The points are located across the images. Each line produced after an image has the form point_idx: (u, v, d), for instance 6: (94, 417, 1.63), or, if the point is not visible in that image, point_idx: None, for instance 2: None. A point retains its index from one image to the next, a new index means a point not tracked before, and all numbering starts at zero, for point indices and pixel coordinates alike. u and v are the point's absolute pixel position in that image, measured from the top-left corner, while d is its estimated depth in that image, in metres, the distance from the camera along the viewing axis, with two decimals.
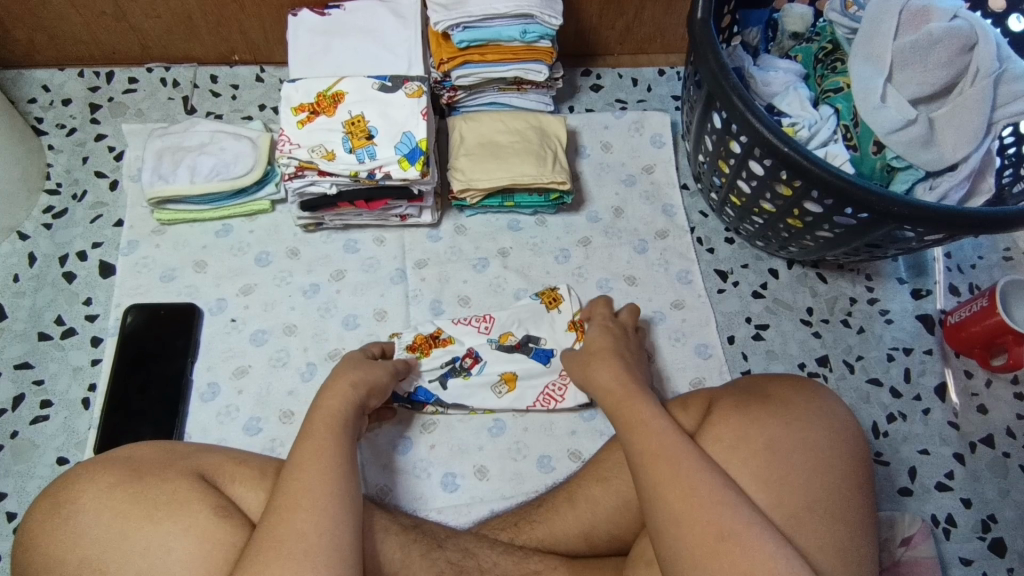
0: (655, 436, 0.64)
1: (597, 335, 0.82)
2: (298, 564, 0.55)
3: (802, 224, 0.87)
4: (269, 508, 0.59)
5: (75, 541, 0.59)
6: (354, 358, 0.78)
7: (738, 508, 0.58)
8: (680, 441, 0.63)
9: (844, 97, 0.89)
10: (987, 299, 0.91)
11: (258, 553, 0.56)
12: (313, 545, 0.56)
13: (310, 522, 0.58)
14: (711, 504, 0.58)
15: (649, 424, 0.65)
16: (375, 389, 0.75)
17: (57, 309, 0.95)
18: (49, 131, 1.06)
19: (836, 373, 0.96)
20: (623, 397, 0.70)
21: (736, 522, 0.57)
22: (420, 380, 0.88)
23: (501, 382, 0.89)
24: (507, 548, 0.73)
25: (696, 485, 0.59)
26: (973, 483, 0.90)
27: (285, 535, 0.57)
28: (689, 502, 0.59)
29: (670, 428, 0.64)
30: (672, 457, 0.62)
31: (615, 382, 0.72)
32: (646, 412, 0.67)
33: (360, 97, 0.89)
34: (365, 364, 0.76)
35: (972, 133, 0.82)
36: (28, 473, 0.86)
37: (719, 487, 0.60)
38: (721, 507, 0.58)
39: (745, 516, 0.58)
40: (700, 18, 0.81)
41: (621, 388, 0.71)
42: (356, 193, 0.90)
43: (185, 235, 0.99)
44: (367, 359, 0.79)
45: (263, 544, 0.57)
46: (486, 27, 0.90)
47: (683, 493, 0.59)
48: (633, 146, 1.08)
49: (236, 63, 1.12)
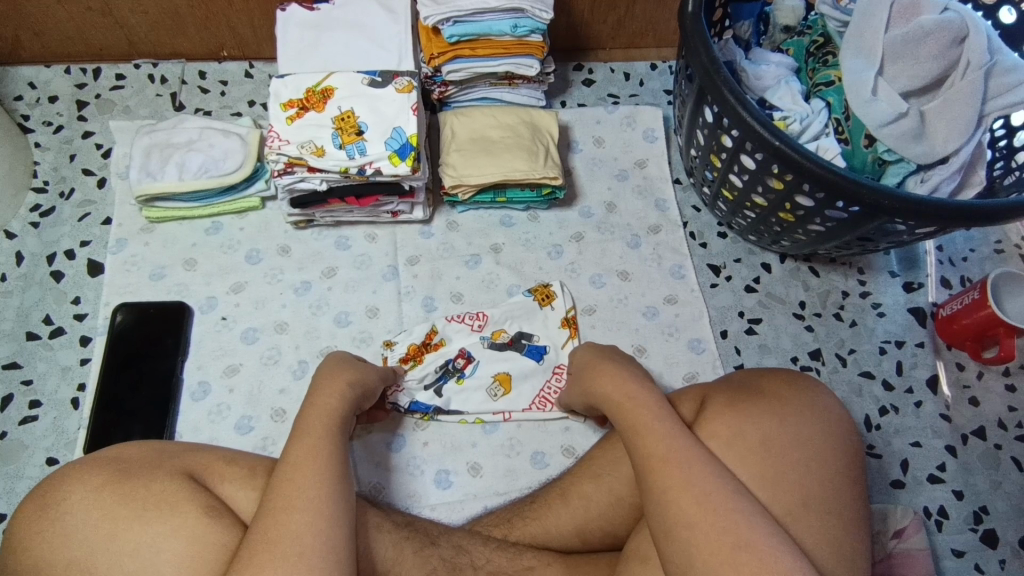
0: (658, 440, 0.63)
1: (581, 350, 0.80)
2: (291, 566, 0.55)
3: (794, 218, 0.87)
4: (263, 508, 0.59)
5: (62, 541, 0.58)
6: (338, 359, 0.77)
7: (748, 516, 0.58)
8: (683, 444, 0.63)
9: (835, 90, 0.88)
10: (979, 291, 0.91)
11: (252, 555, 0.56)
12: (307, 547, 0.56)
13: (304, 524, 0.57)
14: (719, 510, 0.58)
15: (650, 427, 0.65)
16: (365, 392, 0.75)
17: (45, 308, 0.94)
18: (35, 129, 1.05)
19: (828, 367, 0.96)
20: (619, 398, 0.69)
21: (748, 530, 0.57)
22: (414, 392, 0.88)
23: (498, 384, 0.89)
24: (500, 544, 0.72)
25: (696, 489, 0.59)
26: (964, 475, 0.91)
27: (279, 537, 0.56)
28: (697, 509, 0.59)
29: (671, 430, 0.64)
30: (677, 462, 0.61)
31: (610, 384, 0.71)
32: (643, 413, 0.66)
33: (350, 93, 0.88)
34: (352, 365, 0.76)
35: (963, 126, 0.82)
36: (17, 474, 0.85)
37: (726, 493, 0.59)
38: (732, 514, 0.58)
39: (753, 523, 0.58)
40: (691, 11, 0.81)
41: (617, 389, 0.70)
42: (346, 188, 0.89)
43: (174, 234, 0.98)
44: (349, 358, 0.78)
45: (257, 546, 0.56)
46: (476, 21, 0.90)
47: (689, 500, 0.59)
48: (625, 141, 1.08)
49: (225, 59, 1.11)
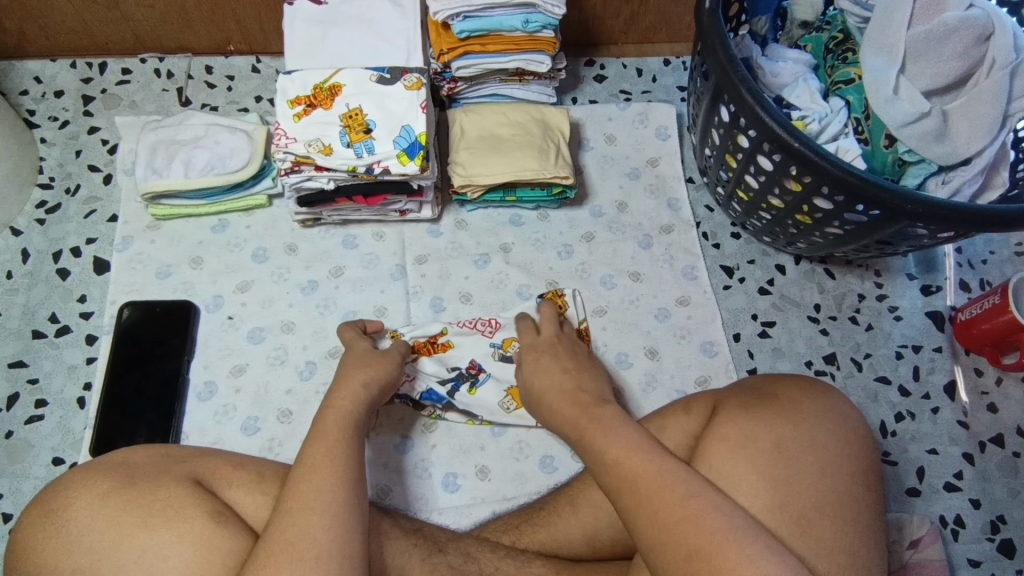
0: (630, 448, 0.62)
1: (535, 373, 0.79)
2: (309, 569, 0.54)
3: (811, 220, 0.85)
4: (279, 509, 0.57)
5: (69, 548, 0.58)
6: (358, 353, 0.78)
7: (705, 519, 0.55)
8: (650, 451, 0.61)
9: (855, 89, 0.86)
10: (999, 296, 0.89)
11: (269, 556, 0.54)
12: (324, 550, 0.55)
13: (322, 527, 0.56)
14: (682, 513, 0.56)
15: (618, 437, 0.63)
16: (386, 388, 0.75)
17: (51, 306, 0.93)
18: (41, 124, 1.04)
19: (843, 372, 0.94)
20: (589, 416, 0.68)
21: (717, 529, 0.55)
22: (428, 382, 0.86)
23: (509, 401, 0.87)
24: (508, 552, 0.71)
25: (657, 496, 0.57)
26: (982, 484, 0.89)
27: (297, 538, 0.55)
28: (658, 517, 0.56)
29: (638, 440, 0.62)
30: (643, 469, 0.59)
31: (568, 406, 0.71)
32: (609, 427, 0.65)
33: (357, 90, 0.86)
34: (369, 363, 0.76)
35: (988, 127, 0.80)
36: (23, 473, 0.85)
37: (685, 496, 0.57)
38: (697, 517, 0.55)
39: (722, 523, 0.55)
40: (708, 8, 0.79)
41: (586, 408, 0.69)
42: (354, 187, 0.87)
43: (180, 231, 0.97)
44: (371, 352, 0.79)
45: (274, 546, 0.55)
46: (487, 16, 0.88)
47: (653, 508, 0.57)
48: (637, 138, 1.06)
49: (232, 54, 1.10)
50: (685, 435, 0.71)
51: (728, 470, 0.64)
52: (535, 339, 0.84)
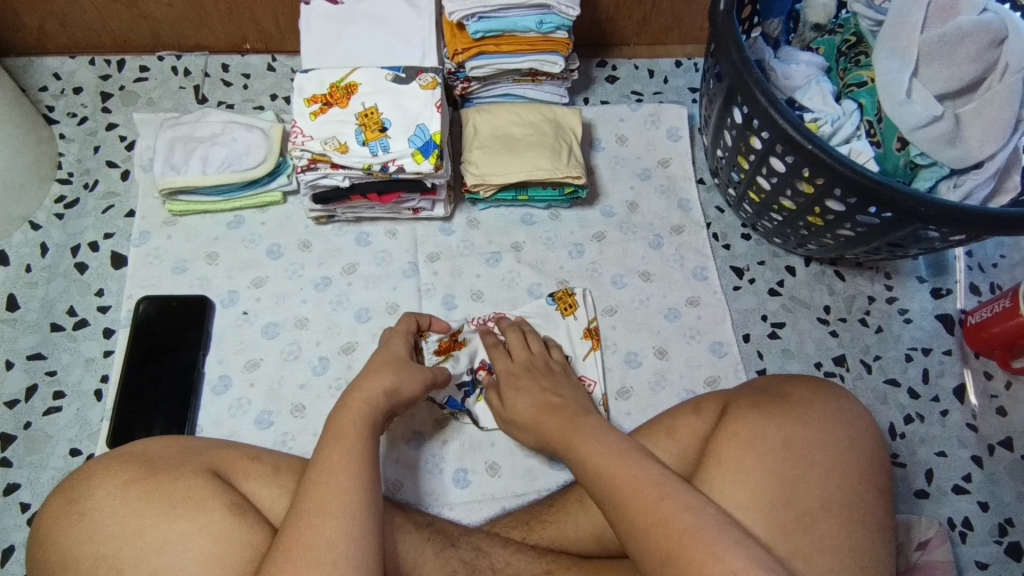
0: (622, 451, 0.63)
1: (517, 399, 0.79)
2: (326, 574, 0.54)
3: (822, 222, 0.85)
4: (294, 512, 0.58)
5: (90, 538, 0.59)
6: (388, 357, 0.75)
7: (695, 514, 0.56)
8: (640, 455, 0.62)
9: (868, 91, 0.87)
10: (1010, 300, 0.89)
11: (286, 560, 0.55)
12: (341, 555, 0.56)
13: (340, 530, 0.57)
14: (652, 517, 0.56)
15: (612, 441, 0.64)
16: (403, 399, 0.73)
17: (69, 300, 0.95)
18: (60, 120, 1.05)
19: (853, 373, 0.94)
20: (575, 426, 0.70)
21: (687, 530, 0.55)
22: (450, 390, 0.87)
23: None
24: (519, 547, 0.72)
25: (646, 493, 0.58)
26: (990, 486, 0.89)
27: (314, 543, 0.56)
28: (646, 512, 0.57)
29: (629, 445, 0.64)
30: (632, 469, 0.60)
31: (552, 420, 0.73)
32: (603, 434, 0.66)
33: (373, 88, 0.87)
34: (393, 369, 0.73)
35: (999, 131, 0.80)
36: (41, 463, 0.86)
37: (672, 493, 0.58)
38: (669, 519, 0.56)
39: (707, 518, 0.56)
40: (722, 10, 0.79)
41: (576, 420, 0.71)
42: (369, 185, 0.88)
43: (196, 226, 0.98)
44: (404, 360, 0.76)
45: (291, 549, 0.56)
46: (502, 17, 0.88)
47: (642, 503, 0.57)
48: (649, 139, 1.07)
49: (248, 52, 1.11)
50: (694, 435, 0.72)
51: (733, 470, 0.65)
52: (509, 365, 0.84)
